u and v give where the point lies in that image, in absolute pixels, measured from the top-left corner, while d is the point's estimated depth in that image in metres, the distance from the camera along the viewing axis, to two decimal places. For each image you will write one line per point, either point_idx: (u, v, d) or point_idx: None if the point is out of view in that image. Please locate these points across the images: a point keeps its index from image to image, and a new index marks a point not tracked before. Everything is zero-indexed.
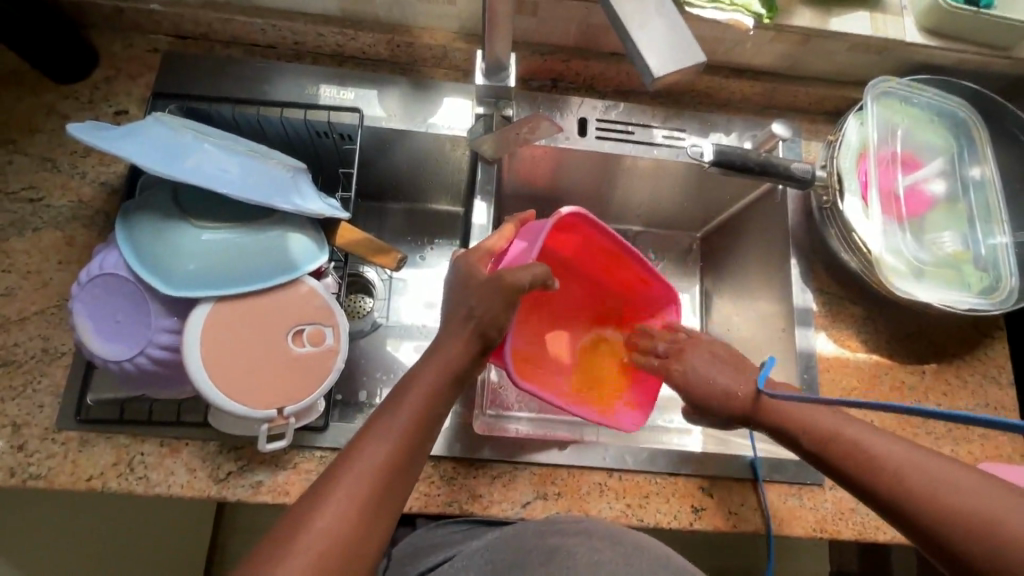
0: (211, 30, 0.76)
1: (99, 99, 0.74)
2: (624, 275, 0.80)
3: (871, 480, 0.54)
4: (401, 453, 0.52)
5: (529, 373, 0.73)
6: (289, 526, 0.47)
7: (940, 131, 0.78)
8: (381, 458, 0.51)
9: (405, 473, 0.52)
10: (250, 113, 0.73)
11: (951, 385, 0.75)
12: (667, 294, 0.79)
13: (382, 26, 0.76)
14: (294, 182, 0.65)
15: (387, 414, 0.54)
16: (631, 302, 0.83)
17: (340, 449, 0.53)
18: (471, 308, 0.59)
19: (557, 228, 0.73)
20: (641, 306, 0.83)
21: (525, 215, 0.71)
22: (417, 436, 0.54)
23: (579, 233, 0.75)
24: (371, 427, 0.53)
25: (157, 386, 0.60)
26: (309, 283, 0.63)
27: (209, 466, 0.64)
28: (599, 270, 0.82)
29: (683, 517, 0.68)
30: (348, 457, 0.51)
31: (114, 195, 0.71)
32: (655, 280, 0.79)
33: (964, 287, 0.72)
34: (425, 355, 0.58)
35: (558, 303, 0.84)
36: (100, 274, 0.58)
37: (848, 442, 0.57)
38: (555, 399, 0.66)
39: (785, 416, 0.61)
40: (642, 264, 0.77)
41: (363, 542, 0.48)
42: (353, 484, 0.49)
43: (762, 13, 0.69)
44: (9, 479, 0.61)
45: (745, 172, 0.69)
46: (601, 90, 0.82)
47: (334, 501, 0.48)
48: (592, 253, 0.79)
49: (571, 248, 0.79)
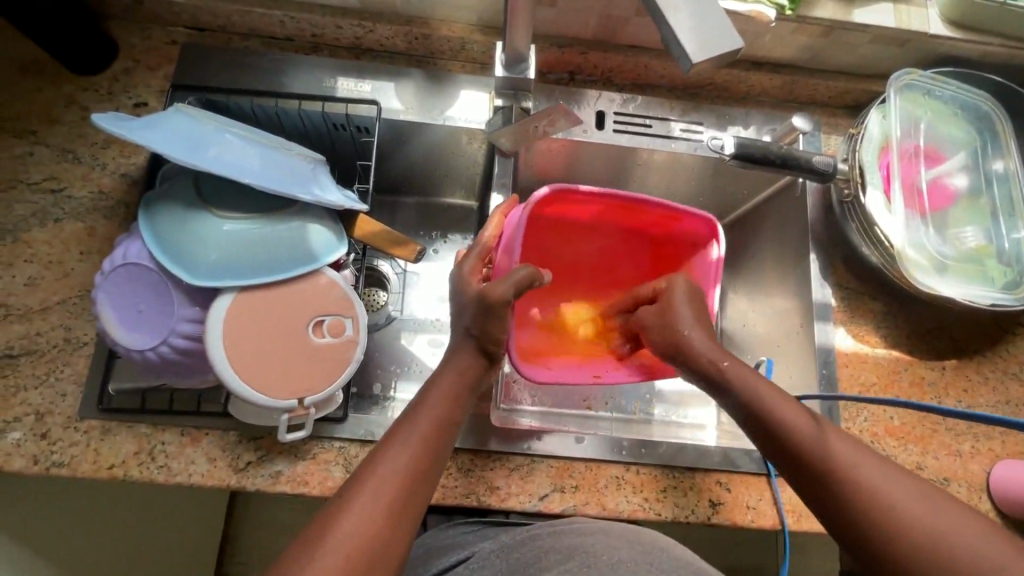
0: (229, 22, 0.76)
1: (118, 91, 0.75)
2: (647, 220, 0.76)
3: (898, 536, 0.48)
4: (428, 453, 0.53)
5: (555, 340, 0.79)
6: (327, 521, 0.48)
7: (962, 124, 0.77)
8: (415, 455, 0.52)
9: (434, 467, 0.53)
10: (268, 105, 0.73)
11: (972, 381, 0.74)
12: (706, 224, 0.72)
13: (400, 17, 0.76)
14: (315, 174, 0.65)
15: (416, 419, 0.54)
16: (669, 237, 0.78)
17: (373, 446, 0.54)
18: (466, 326, 0.59)
19: (554, 200, 0.72)
20: (680, 245, 0.78)
21: (508, 202, 0.69)
22: (440, 434, 0.54)
23: (575, 202, 0.73)
24: (400, 428, 0.54)
25: (177, 375, 0.60)
26: (327, 274, 0.63)
27: (229, 456, 0.64)
28: (620, 220, 0.78)
29: (701, 511, 0.68)
30: (383, 454, 0.52)
31: (133, 186, 0.72)
32: (683, 214, 0.72)
33: (988, 282, 0.72)
34: (450, 356, 0.59)
35: (593, 259, 0.85)
36: (123, 264, 0.58)
37: (892, 499, 0.50)
38: (579, 376, 0.69)
39: (829, 456, 0.53)
40: (655, 204, 0.72)
41: (392, 535, 0.49)
42: (388, 479, 0.50)
43: (784, 4, 0.69)
44: (32, 466, 0.61)
45: (764, 165, 0.69)
46: (618, 83, 0.82)
47: (370, 495, 0.49)
48: (600, 212, 0.76)
49: (581, 218, 0.78)
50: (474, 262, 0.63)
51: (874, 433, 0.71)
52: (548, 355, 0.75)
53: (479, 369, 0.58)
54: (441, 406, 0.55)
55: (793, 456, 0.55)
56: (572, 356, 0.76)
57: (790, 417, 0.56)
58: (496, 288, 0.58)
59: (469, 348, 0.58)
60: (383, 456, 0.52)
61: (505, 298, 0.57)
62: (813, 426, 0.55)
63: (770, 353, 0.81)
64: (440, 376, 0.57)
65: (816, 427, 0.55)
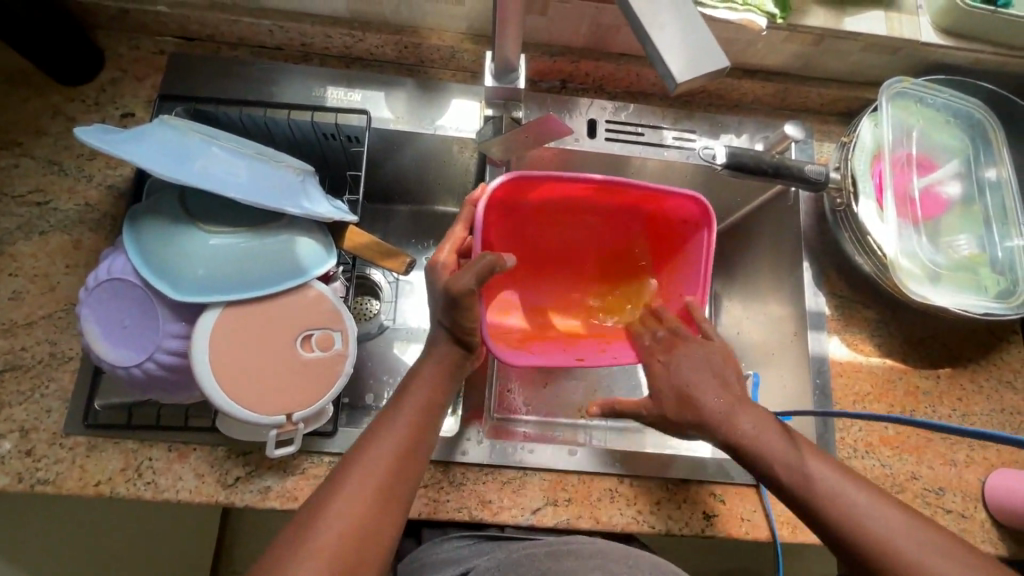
0: (217, 31, 0.75)
1: (105, 102, 0.74)
2: (629, 199, 0.73)
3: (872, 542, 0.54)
4: (404, 458, 0.54)
5: (542, 330, 0.78)
6: (319, 505, 0.50)
7: (955, 132, 0.77)
8: (391, 458, 0.53)
9: (420, 456, 0.55)
10: (257, 114, 0.72)
11: (967, 390, 0.74)
12: (694, 202, 0.70)
13: (389, 27, 0.75)
14: (304, 187, 0.64)
15: (400, 409, 0.56)
16: (660, 217, 0.75)
17: (362, 434, 0.56)
18: (439, 319, 0.60)
19: (525, 188, 0.69)
20: (671, 221, 0.74)
21: (475, 194, 0.66)
22: (418, 438, 0.55)
23: (548, 189, 0.70)
24: (377, 430, 0.55)
25: (164, 392, 0.59)
26: (316, 287, 0.63)
27: (217, 471, 0.63)
28: (602, 203, 0.74)
29: (695, 524, 0.67)
30: (370, 443, 0.54)
31: (121, 199, 0.71)
32: (668, 193, 0.70)
33: (981, 291, 0.71)
34: (424, 357, 0.60)
35: (585, 245, 0.81)
36: (108, 279, 0.58)
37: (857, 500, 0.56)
38: (563, 358, 0.68)
39: (800, 469, 0.58)
40: (635, 185, 0.69)
41: (381, 526, 0.51)
42: (372, 467, 0.52)
43: (775, 13, 0.69)
44: (16, 484, 0.60)
45: (757, 174, 0.69)
46: (610, 91, 0.81)
47: (358, 483, 0.51)
48: (580, 196, 0.72)
49: (564, 203, 0.74)
50: (449, 259, 0.64)
51: (869, 443, 0.71)
52: (536, 341, 0.74)
53: (457, 357, 0.60)
54: (415, 410, 0.56)
55: (769, 475, 0.59)
56: (559, 343, 0.74)
57: (761, 437, 0.59)
58: (460, 279, 0.56)
59: (443, 336, 0.60)
60: (365, 448, 0.54)
61: (468, 288, 0.56)
62: (789, 448, 0.59)
63: (764, 363, 0.81)
64: (417, 385, 0.58)
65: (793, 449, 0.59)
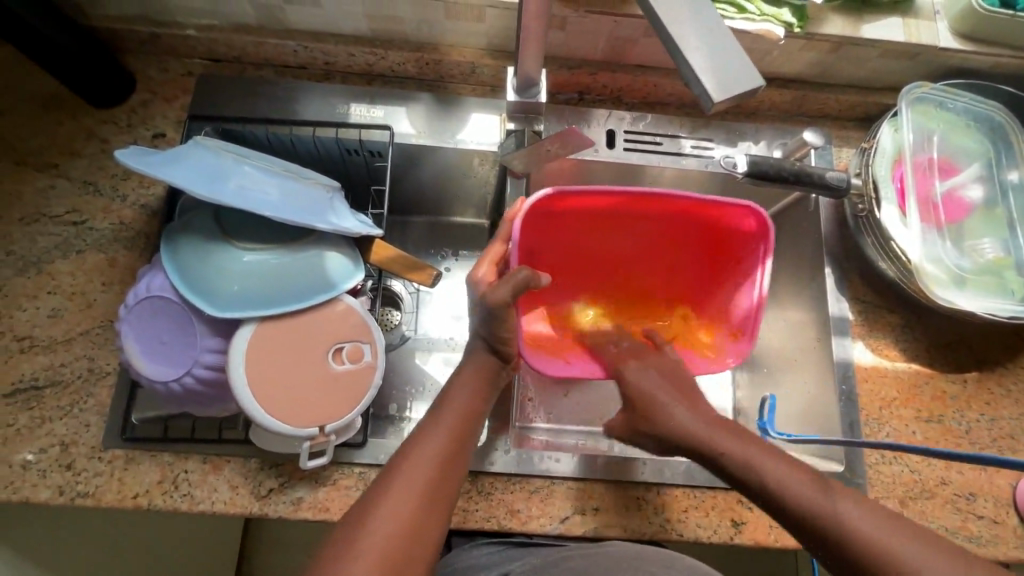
0: (243, 53, 0.78)
1: (137, 124, 0.76)
2: (680, 210, 0.71)
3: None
4: (444, 468, 0.54)
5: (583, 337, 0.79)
6: (368, 505, 0.51)
7: (975, 135, 0.77)
8: (433, 467, 0.54)
9: (462, 459, 0.56)
10: (283, 133, 0.75)
11: (994, 394, 0.74)
12: (751, 216, 0.69)
13: (411, 44, 0.77)
14: (331, 203, 0.66)
15: (439, 421, 0.57)
16: (714, 226, 0.73)
17: (404, 440, 0.57)
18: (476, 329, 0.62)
19: (568, 200, 0.69)
20: (726, 235, 0.73)
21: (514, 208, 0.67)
22: (459, 451, 0.56)
23: (587, 202, 0.70)
24: (416, 441, 0.55)
25: (200, 405, 0.60)
26: (345, 300, 0.64)
27: (251, 483, 0.64)
28: (649, 215, 0.73)
29: (723, 532, 0.67)
30: (415, 445, 0.55)
31: (153, 217, 0.73)
32: (717, 204, 0.69)
33: (1008, 294, 0.71)
34: (457, 368, 0.61)
35: (634, 255, 0.80)
36: (147, 296, 0.59)
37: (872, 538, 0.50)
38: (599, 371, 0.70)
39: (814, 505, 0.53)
40: (680, 195, 0.69)
41: (426, 534, 0.51)
42: (416, 478, 0.53)
43: (793, 22, 0.69)
44: (58, 497, 0.62)
45: (778, 181, 0.69)
46: (627, 102, 0.82)
47: (402, 484, 0.52)
48: (625, 207, 0.71)
49: (612, 215, 0.73)
50: (488, 272, 0.65)
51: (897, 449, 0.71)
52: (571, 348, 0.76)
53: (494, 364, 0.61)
54: (453, 421, 0.57)
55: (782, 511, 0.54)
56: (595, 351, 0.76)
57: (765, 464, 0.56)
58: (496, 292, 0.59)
59: (481, 348, 0.61)
60: (404, 459, 0.54)
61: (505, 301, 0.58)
62: (817, 488, 0.54)
63: (785, 368, 0.81)
64: (452, 395, 0.59)
65: (809, 482, 0.54)
